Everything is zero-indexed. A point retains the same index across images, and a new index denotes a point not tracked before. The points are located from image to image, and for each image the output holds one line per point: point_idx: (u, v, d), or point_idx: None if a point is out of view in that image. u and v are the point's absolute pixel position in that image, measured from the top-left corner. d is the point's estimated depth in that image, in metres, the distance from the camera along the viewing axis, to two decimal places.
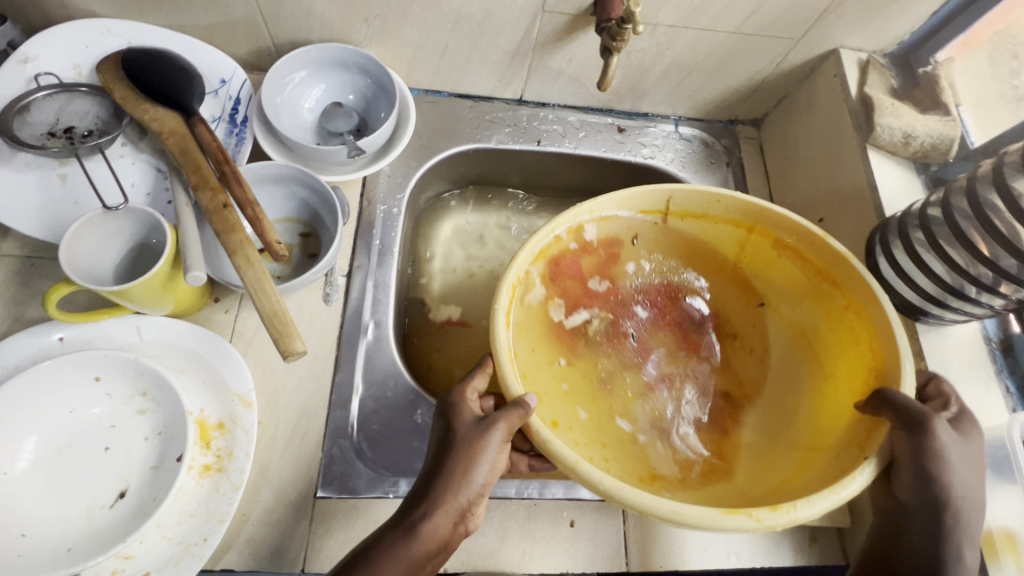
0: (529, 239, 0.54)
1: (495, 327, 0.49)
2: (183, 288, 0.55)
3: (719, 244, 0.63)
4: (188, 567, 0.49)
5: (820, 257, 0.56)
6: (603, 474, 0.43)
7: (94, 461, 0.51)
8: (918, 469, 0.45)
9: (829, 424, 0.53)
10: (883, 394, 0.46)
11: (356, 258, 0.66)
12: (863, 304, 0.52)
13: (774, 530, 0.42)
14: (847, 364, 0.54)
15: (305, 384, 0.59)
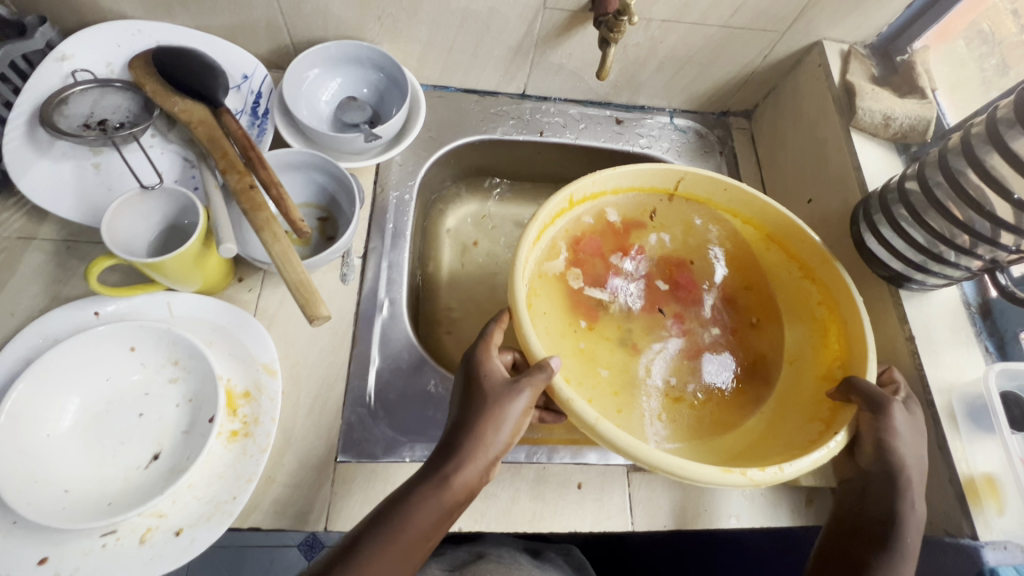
0: (550, 200, 0.58)
1: (514, 279, 0.53)
2: (211, 265, 0.59)
3: (714, 228, 0.69)
4: (219, 523, 0.52)
5: (806, 253, 0.62)
6: (620, 433, 0.47)
7: (129, 425, 0.55)
8: (876, 439, 0.50)
9: (794, 401, 0.60)
10: (851, 380, 0.52)
11: (371, 240, 0.70)
12: (841, 296, 0.58)
13: (760, 487, 0.47)
14: (816, 350, 0.61)
15: (325, 356, 0.63)
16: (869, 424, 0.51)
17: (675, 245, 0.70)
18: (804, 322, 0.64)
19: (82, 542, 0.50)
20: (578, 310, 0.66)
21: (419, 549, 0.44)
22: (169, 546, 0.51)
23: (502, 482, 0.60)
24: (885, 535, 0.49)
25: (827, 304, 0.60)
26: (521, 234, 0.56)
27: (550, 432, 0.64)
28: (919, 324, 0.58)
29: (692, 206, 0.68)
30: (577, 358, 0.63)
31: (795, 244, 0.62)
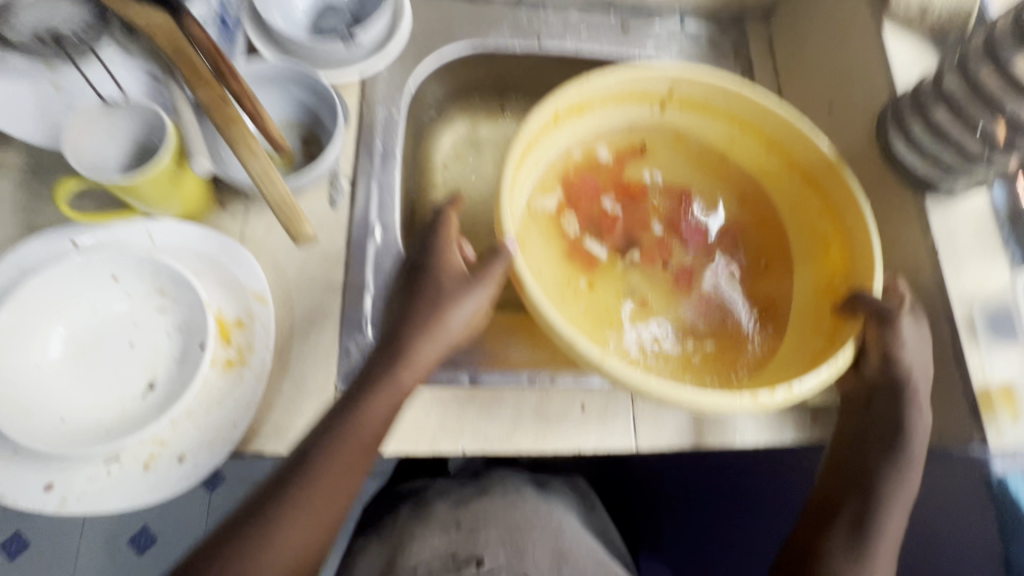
0: (534, 114, 0.54)
1: (499, 204, 0.51)
2: (189, 188, 0.55)
3: (708, 136, 0.65)
4: (221, 449, 0.52)
5: (809, 160, 0.58)
6: (626, 370, 0.46)
7: (121, 355, 0.53)
8: (884, 350, 0.50)
9: (799, 318, 0.60)
10: (857, 296, 0.52)
11: (359, 161, 0.65)
12: (848, 205, 0.55)
13: (769, 411, 0.46)
14: (820, 265, 0.59)
15: (317, 283, 0.60)
16: (877, 339, 0.51)
17: (665, 158, 0.66)
18: (806, 234, 0.61)
19: (86, 469, 0.50)
20: (575, 239, 0.63)
21: (374, 452, 0.48)
22: (173, 471, 0.51)
23: (504, 404, 0.59)
24: (890, 440, 0.49)
25: (831, 213, 0.58)
26: (504, 162, 0.52)
27: (552, 357, 0.63)
28: (943, 234, 0.54)
29: (686, 112, 0.63)
30: (580, 289, 0.61)
31: (798, 151, 0.59)
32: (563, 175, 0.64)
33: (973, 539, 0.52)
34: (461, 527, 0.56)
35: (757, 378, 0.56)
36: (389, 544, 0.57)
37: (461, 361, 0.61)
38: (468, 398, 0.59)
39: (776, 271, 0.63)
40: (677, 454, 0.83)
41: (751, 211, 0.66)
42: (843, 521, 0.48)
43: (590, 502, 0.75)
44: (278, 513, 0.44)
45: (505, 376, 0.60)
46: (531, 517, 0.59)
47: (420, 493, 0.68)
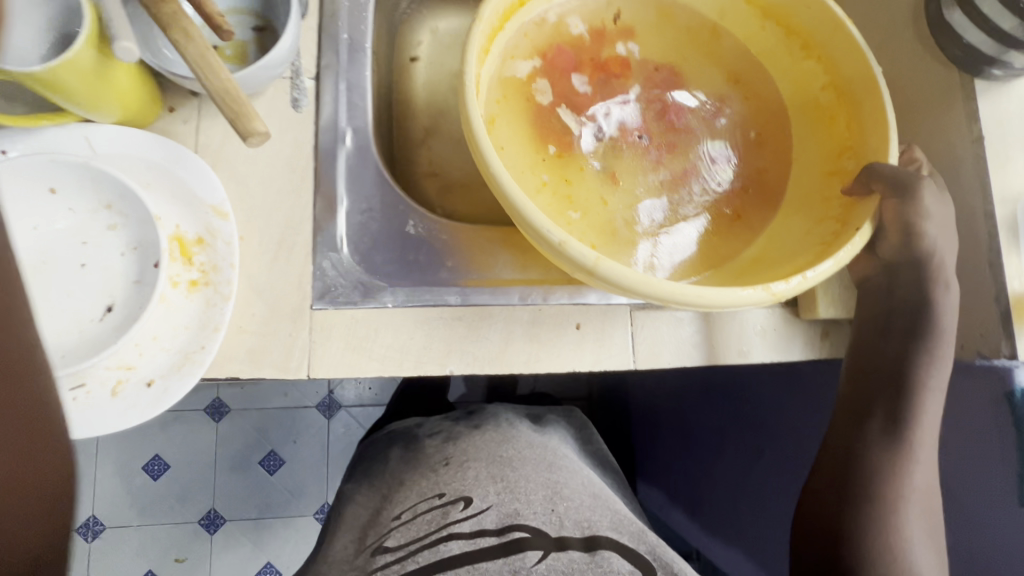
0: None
1: (466, 64, 0.44)
2: (125, 86, 0.48)
3: (696, 6, 0.57)
4: (191, 372, 0.49)
5: (812, 25, 0.52)
6: (627, 270, 0.41)
7: (72, 277, 0.49)
8: (904, 229, 0.48)
9: (799, 203, 0.54)
10: (871, 168, 0.46)
11: (323, 56, 0.57)
12: (861, 71, 0.49)
13: (782, 300, 0.42)
14: (822, 146, 0.53)
15: (284, 196, 0.55)
16: (895, 212, 0.47)
17: (648, 31, 0.58)
18: (807, 113, 0.55)
19: None
20: (550, 126, 0.55)
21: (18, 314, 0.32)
22: (143, 396, 0.48)
23: (494, 323, 0.55)
24: (915, 327, 0.49)
25: (835, 85, 0.52)
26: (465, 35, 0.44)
27: (546, 273, 0.57)
28: (992, 121, 0.47)
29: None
30: (549, 176, 0.54)
31: (802, 11, 0.52)
32: (535, 56, 0.56)
33: (984, 448, 0.51)
34: (449, 466, 0.54)
35: (758, 272, 0.50)
36: (391, 488, 0.56)
37: (448, 279, 0.56)
38: (456, 317, 0.55)
39: (778, 155, 0.56)
40: (682, 379, 0.83)
41: (740, 89, 0.58)
42: (876, 416, 0.50)
43: (588, 435, 0.73)
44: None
45: (495, 295, 0.56)
46: (521, 448, 0.56)
47: (413, 437, 0.65)
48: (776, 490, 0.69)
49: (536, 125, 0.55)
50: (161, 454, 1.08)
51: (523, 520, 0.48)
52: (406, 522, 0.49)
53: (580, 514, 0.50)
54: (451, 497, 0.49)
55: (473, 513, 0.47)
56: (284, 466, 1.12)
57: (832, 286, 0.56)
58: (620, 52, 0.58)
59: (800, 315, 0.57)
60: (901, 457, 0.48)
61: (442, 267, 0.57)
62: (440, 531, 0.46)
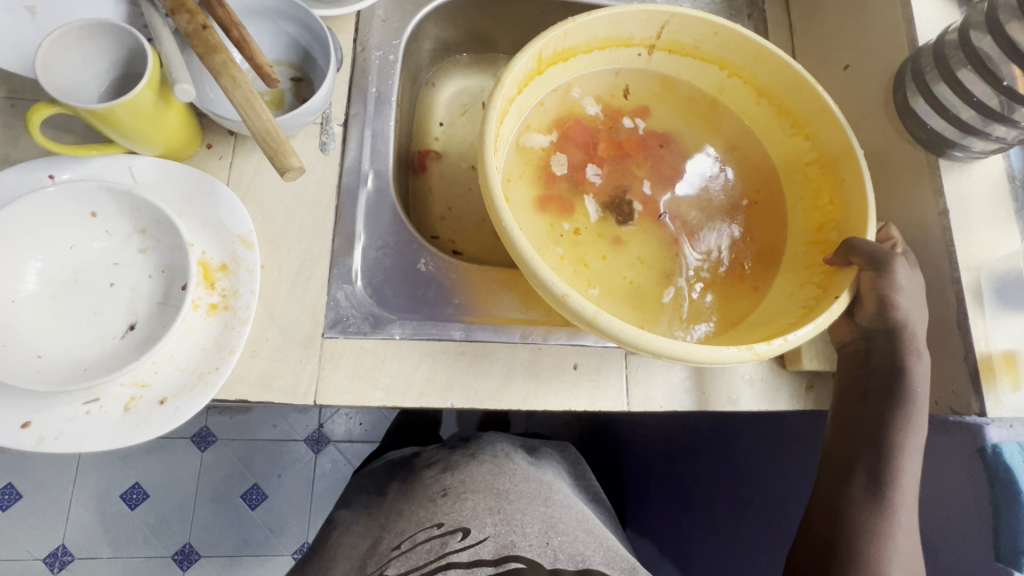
0: (523, 51, 0.51)
1: (486, 132, 0.49)
2: (172, 124, 0.52)
3: (698, 82, 0.63)
4: (203, 392, 0.51)
5: (801, 105, 0.57)
6: (621, 324, 0.44)
7: (100, 295, 0.52)
8: (880, 301, 0.51)
9: (785, 267, 0.58)
10: (850, 243, 0.49)
11: (352, 105, 0.63)
12: (842, 150, 0.54)
13: (764, 360, 0.45)
14: (807, 217, 0.58)
15: (306, 230, 0.58)
16: (871, 282, 0.50)
17: (653, 104, 0.64)
18: (796, 184, 0.60)
19: (65, 409, 0.49)
20: (557, 189, 0.60)
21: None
22: (154, 414, 0.50)
23: (496, 360, 0.58)
24: (890, 388, 0.52)
25: (819, 162, 0.57)
26: (488, 100, 0.49)
27: (547, 314, 0.61)
28: (957, 197, 0.52)
29: (677, 57, 0.61)
30: (552, 231, 0.58)
31: (791, 95, 0.57)
32: (551, 120, 0.61)
33: (960, 503, 0.53)
34: (446, 496, 0.55)
35: (745, 331, 0.54)
36: (389, 516, 0.57)
37: (454, 316, 0.59)
38: (459, 352, 0.58)
39: (765, 220, 0.61)
40: (671, 425, 0.85)
41: (734, 160, 0.63)
42: (858, 478, 0.51)
43: (580, 470, 0.75)
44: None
45: (497, 332, 0.59)
46: (518, 481, 0.58)
47: (409, 471, 0.66)
48: (762, 540, 0.70)
49: (546, 190, 0.60)
50: (141, 482, 1.07)
51: (521, 552, 0.49)
52: (406, 551, 0.49)
53: (573, 550, 0.51)
54: (450, 528, 0.50)
55: (471, 544, 0.49)
56: (265, 501, 1.10)
57: (815, 342, 0.59)
58: (629, 120, 0.64)
59: (785, 366, 0.61)
60: (882, 519, 0.50)
61: (448, 303, 0.60)
62: (439, 560, 0.47)
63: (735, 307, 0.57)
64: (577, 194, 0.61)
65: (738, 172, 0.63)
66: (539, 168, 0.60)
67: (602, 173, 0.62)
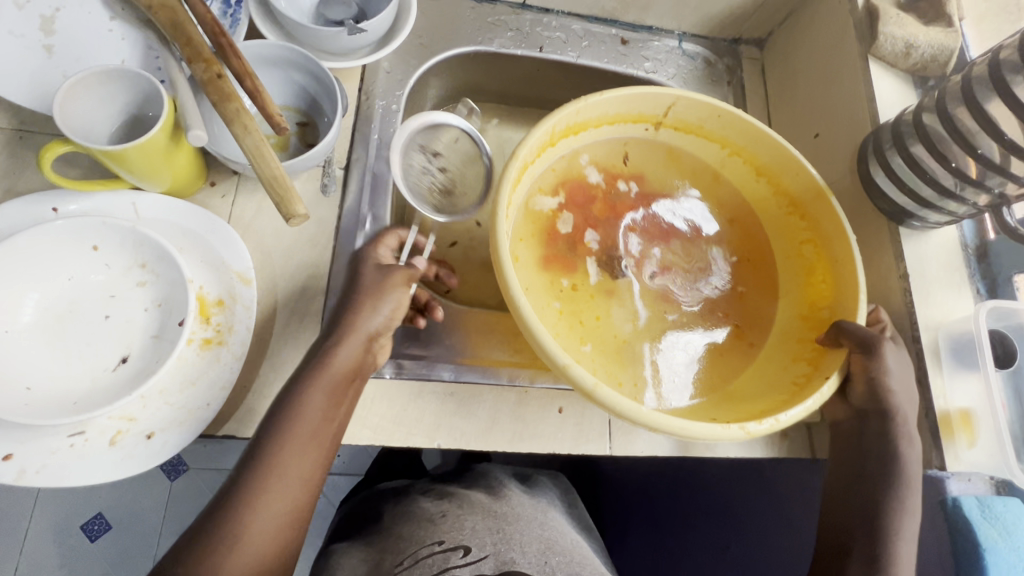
0: (536, 127, 0.55)
1: (498, 207, 0.51)
2: (179, 163, 0.54)
3: (703, 156, 0.66)
4: (192, 428, 0.51)
5: (795, 187, 0.61)
6: (619, 397, 0.46)
7: (94, 327, 0.52)
8: (869, 386, 0.52)
9: (781, 339, 0.61)
10: (840, 325, 0.52)
11: (354, 150, 0.65)
12: (831, 233, 0.57)
13: (756, 439, 0.47)
14: (803, 290, 0.61)
15: (303, 270, 0.60)
16: (861, 365, 0.51)
17: (657, 172, 0.67)
18: (792, 258, 0.63)
19: (48, 441, 0.49)
20: (563, 255, 0.63)
21: (308, 494, 0.47)
22: (139, 449, 0.50)
23: (483, 402, 0.59)
24: (885, 470, 0.52)
25: (814, 241, 0.60)
26: (500, 173, 0.52)
27: (534, 357, 0.63)
28: (916, 262, 0.57)
29: (682, 134, 0.65)
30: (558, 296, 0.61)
31: (788, 176, 0.60)
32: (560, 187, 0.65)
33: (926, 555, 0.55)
34: (444, 519, 0.56)
35: (738, 400, 0.57)
36: (383, 541, 0.56)
37: (442, 356, 0.61)
38: (447, 393, 0.59)
39: (761, 291, 0.64)
40: (652, 467, 0.86)
41: (733, 230, 0.67)
42: (857, 558, 0.50)
43: (572, 498, 0.75)
44: (232, 531, 0.42)
45: (485, 375, 0.60)
46: (514, 506, 0.59)
47: (392, 501, 0.66)
48: None
49: (553, 255, 0.63)
50: (104, 512, 1.03)
51: (520, 566, 0.49)
52: (408, 567, 0.49)
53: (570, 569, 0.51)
54: (451, 544, 0.50)
55: (473, 560, 0.49)
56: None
57: None
58: (623, 185, 0.67)
59: None
60: None
61: (438, 345, 0.62)
62: None
63: (733, 375, 0.60)
64: (584, 259, 0.63)
65: (736, 241, 0.67)
66: (547, 235, 0.63)
67: (609, 241, 0.65)
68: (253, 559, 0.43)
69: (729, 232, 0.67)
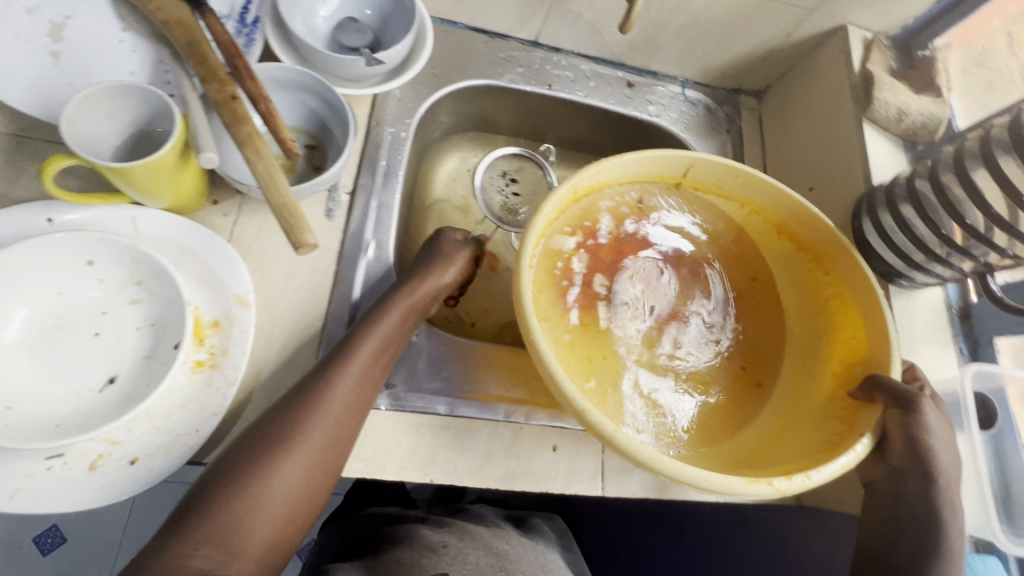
0: (558, 189, 0.55)
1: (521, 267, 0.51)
2: (184, 182, 0.53)
3: (722, 214, 0.65)
4: (179, 455, 0.49)
5: (820, 243, 0.58)
6: (639, 444, 0.45)
7: (83, 345, 0.51)
8: (912, 442, 0.49)
9: (805, 400, 0.57)
10: (874, 378, 0.50)
11: (361, 176, 0.66)
12: (857, 288, 0.55)
13: (786, 496, 0.45)
14: (834, 348, 0.58)
15: (302, 294, 0.59)
16: (899, 423, 0.49)
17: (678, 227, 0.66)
18: (818, 314, 0.60)
19: (25, 464, 0.47)
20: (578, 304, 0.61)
21: (355, 415, 0.47)
22: (122, 475, 0.48)
23: (478, 437, 0.59)
24: (924, 538, 0.49)
25: (841, 296, 0.57)
26: (524, 230, 0.53)
27: (531, 394, 0.62)
28: (904, 320, 0.59)
29: (701, 194, 0.64)
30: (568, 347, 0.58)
31: (809, 233, 0.59)
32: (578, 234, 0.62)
33: None
34: (447, 550, 0.56)
35: (766, 463, 0.53)
36: (382, 564, 0.55)
37: (438, 389, 0.60)
38: (443, 427, 0.58)
39: (778, 349, 0.62)
40: None
41: (760, 288, 0.65)
42: None
43: (567, 542, 0.74)
44: (286, 439, 0.44)
45: (481, 410, 0.60)
46: (514, 547, 0.60)
47: (375, 532, 0.64)
48: None
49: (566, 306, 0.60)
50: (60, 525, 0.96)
51: None
52: None
53: None
54: None
55: None
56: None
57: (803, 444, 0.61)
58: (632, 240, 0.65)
59: None
60: None
61: (435, 377, 0.61)
62: None
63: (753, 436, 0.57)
64: (601, 308, 0.61)
65: (758, 297, 0.65)
66: (561, 286, 0.61)
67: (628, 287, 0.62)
68: (299, 477, 0.43)
69: (751, 288, 0.65)
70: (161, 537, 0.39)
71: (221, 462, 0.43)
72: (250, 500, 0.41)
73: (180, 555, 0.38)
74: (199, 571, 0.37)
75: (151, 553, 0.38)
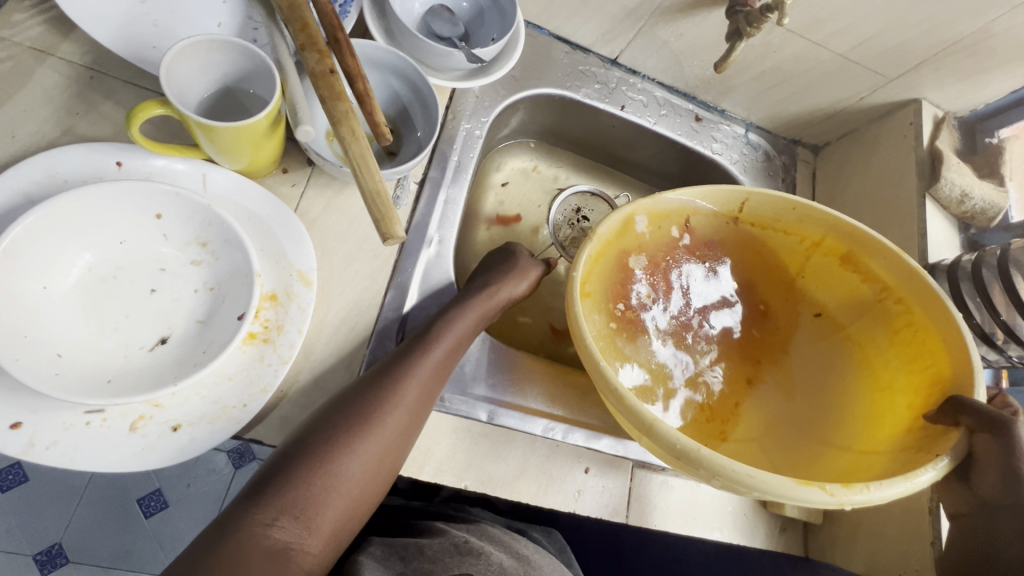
0: (614, 214, 0.56)
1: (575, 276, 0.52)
2: (265, 149, 0.52)
3: (785, 250, 0.64)
4: (224, 428, 0.48)
5: (887, 272, 0.57)
6: (679, 433, 0.44)
7: (137, 300, 0.49)
8: (1006, 469, 0.46)
9: (882, 434, 0.55)
10: (960, 400, 0.47)
11: (431, 169, 0.65)
12: (933, 316, 0.53)
13: (846, 507, 0.43)
14: (906, 378, 0.56)
15: (360, 279, 0.58)
16: (991, 446, 0.46)
17: (741, 264, 0.67)
18: (895, 346, 0.58)
19: (61, 416, 0.44)
20: (630, 318, 0.63)
21: (424, 408, 0.48)
22: (163, 441, 0.46)
23: (515, 448, 0.59)
24: None
25: (915, 324, 0.56)
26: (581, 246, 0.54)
27: (569, 412, 0.63)
28: None
29: (760, 229, 0.64)
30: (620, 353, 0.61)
31: (875, 261, 0.58)
32: (644, 256, 0.63)
33: None
34: (471, 547, 0.50)
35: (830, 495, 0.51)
36: (401, 550, 0.49)
37: (484, 395, 0.60)
38: (482, 434, 0.58)
39: (837, 384, 0.62)
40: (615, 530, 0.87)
41: (825, 327, 0.65)
42: None
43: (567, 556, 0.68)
44: (359, 418, 0.45)
45: (522, 421, 0.60)
46: (534, 551, 0.55)
47: (387, 522, 0.62)
48: None
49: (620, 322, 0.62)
50: (21, 464, 1.05)
51: None
52: None
53: None
54: None
55: None
56: (164, 510, 1.10)
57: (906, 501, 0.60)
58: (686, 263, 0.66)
59: (766, 507, 0.68)
60: None
61: (481, 382, 0.60)
62: None
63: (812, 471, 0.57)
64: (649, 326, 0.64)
65: (814, 336, 0.65)
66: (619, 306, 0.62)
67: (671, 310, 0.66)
68: (372, 459, 0.44)
69: (809, 327, 0.66)
70: (239, 505, 0.40)
71: (298, 438, 0.44)
72: (329, 478, 0.42)
73: (262, 524, 0.38)
74: (281, 541, 0.38)
75: (233, 520, 0.39)
